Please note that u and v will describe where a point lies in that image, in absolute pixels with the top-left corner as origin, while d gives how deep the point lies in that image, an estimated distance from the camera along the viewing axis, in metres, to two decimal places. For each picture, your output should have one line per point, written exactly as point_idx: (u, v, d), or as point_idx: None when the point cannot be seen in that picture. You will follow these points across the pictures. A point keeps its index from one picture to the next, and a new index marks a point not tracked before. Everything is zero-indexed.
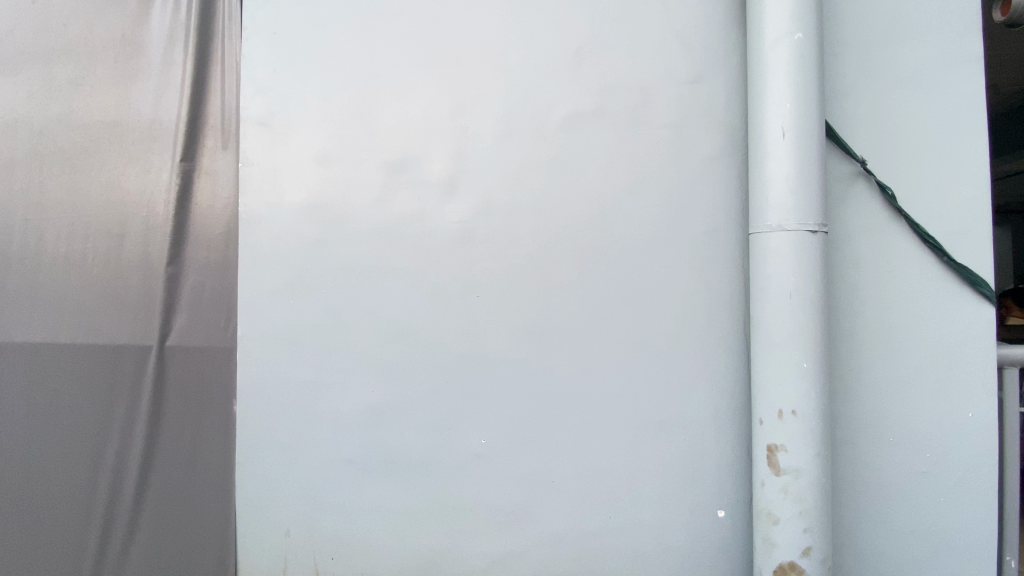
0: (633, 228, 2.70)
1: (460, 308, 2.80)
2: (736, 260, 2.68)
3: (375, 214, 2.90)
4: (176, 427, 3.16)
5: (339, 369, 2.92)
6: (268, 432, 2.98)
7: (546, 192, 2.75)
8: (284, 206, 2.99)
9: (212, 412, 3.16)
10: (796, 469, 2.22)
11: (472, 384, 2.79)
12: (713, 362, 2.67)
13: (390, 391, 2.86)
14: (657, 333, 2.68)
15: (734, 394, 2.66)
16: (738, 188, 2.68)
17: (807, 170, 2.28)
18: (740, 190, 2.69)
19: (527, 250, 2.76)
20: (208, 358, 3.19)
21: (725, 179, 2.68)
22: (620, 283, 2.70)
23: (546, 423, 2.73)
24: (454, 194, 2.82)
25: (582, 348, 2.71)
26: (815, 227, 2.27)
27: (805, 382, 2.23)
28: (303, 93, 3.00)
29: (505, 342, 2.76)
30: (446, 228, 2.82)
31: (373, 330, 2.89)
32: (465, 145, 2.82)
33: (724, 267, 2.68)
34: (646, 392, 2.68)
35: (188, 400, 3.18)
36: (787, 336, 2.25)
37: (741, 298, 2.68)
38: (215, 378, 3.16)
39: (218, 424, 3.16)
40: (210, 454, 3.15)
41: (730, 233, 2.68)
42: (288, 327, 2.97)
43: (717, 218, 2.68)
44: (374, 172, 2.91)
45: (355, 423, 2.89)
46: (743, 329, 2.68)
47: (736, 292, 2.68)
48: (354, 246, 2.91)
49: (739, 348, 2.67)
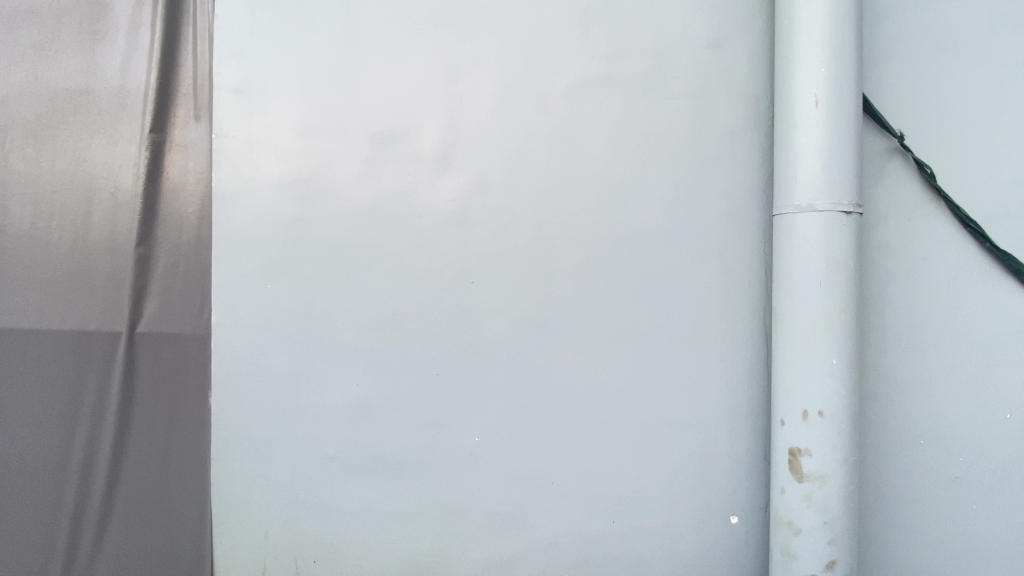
0: (644, 208, 2.46)
1: (453, 295, 2.57)
2: (756, 245, 2.44)
3: (361, 191, 2.65)
4: (149, 419, 2.96)
5: (323, 360, 2.70)
6: (246, 428, 2.77)
7: (549, 169, 2.50)
8: (261, 182, 2.73)
9: (187, 404, 2.95)
10: (820, 475, 2.02)
11: (466, 378, 2.56)
12: (728, 356, 2.45)
13: (377, 384, 2.64)
14: (668, 324, 2.45)
15: (751, 391, 2.45)
16: (761, 165, 2.44)
17: (841, 144, 2.04)
18: (763, 168, 2.44)
19: (527, 232, 2.51)
20: (182, 346, 2.97)
21: (746, 156, 2.43)
22: (629, 269, 2.47)
23: (546, 421, 2.51)
24: (447, 168, 2.57)
25: (585, 340, 2.49)
26: (849, 208, 2.03)
27: (833, 382, 2.01)
28: (282, 57, 2.73)
29: (502, 333, 2.54)
30: (438, 208, 2.57)
31: (359, 318, 2.66)
32: (461, 116, 2.56)
33: (743, 253, 2.44)
34: (654, 389, 2.46)
35: (161, 391, 2.96)
36: (814, 329, 2.03)
37: (760, 286, 2.45)
38: (190, 367, 2.95)
39: (193, 417, 2.95)
40: (186, 448, 2.96)
41: (749, 215, 2.44)
42: (266, 314, 2.74)
43: (736, 199, 2.44)
44: (360, 145, 2.66)
45: (340, 418, 2.68)
46: (762, 320, 2.45)
47: (755, 280, 2.45)
48: (338, 227, 2.66)
49: (757, 341, 2.45)
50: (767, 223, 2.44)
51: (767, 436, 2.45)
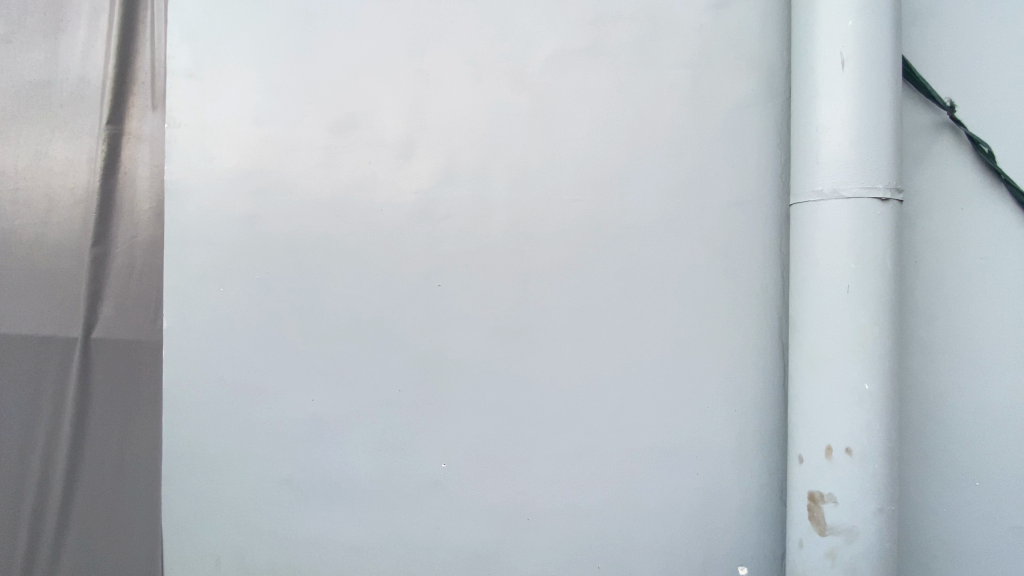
0: (637, 197, 2.08)
1: (417, 299, 2.24)
2: (770, 241, 2.05)
3: (316, 182, 2.33)
4: (102, 434, 2.71)
5: (275, 373, 2.39)
6: (197, 446, 2.50)
7: (527, 154, 2.15)
8: (214, 174, 2.45)
9: (138, 417, 2.70)
10: (847, 527, 1.62)
11: (431, 395, 2.23)
12: (736, 373, 2.06)
13: (334, 400, 2.33)
14: (665, 336, 2.08)
15: (764, 417, 2.06)
16: (777, 146, 2.04)
17: (875, 115, 1.64)
18: (779, 150, 2.04)
19: (502, 227, 2.17)
20: (136, 353, 2.72)
21: (758, 135, 2.04)
22: (619, 270, 2.10)
23: (522, 446, 2.16)
24: (411, 155, 2.25)
25: (568, 353, 2.13)
26: (886, 193, 1.62)
27: (865, 410, 1.62)
28: (235, 35, 2.46)
29: (472, 344, 2.20)
30: (402, 200, 2.24)
31: (314, 326, 2.34)
32: (427, 96, 2.24)
33: (754, 251, 2.05)
34: (648, 412, 2.09)
35: (116, 403, 2.73)
36: (840, 345, 1.63)
37: (777, 289, 2.05)
38: (144, 377, 2.70)
39: (145, 432, 2.69)
40: (138, 467, 2.68)
41: (762, 205, 2.04)
42: (216, 320, 2.45)
43: (747, 187, 2.05)
44: (315, 130, 2.35)
45: (294, 437, 2.38)
46: (778, 330, 2.05)
47: (770, 283, 2.05)
48: (290, 223, 2.35)
49: (771, 356, 2.05)
50: (783, 215, 2.05)
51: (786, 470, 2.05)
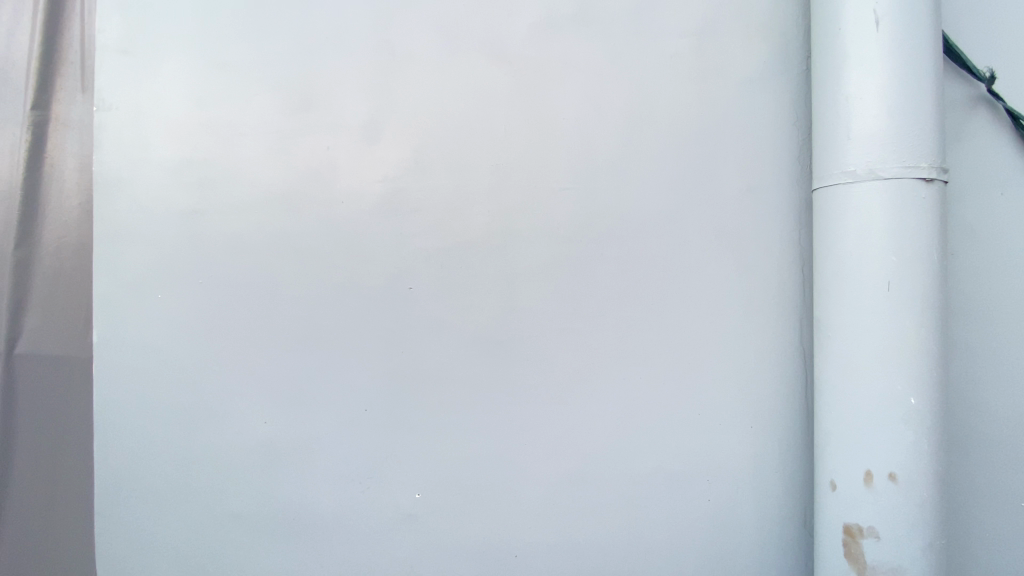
0: (637, 185, 1.82)
1: (386, 305, 1.94)
2: (787, 233, 1.80)
3: (268, 171, 2.03)
4: (26, 488, 2.12)
5: (221, 392, 2.06)
6: (127, 479, 2.12)
7: (510, 137, 1.88)
8: (149, 163, 2.13)
9: (50, 457, 2.12)
10: (891, 567, 1.39)
11: (403, 414, 1.94)
12: (750, 385, 1.81)
13: (289, 423, 2.01)
14: (670, 343, 1.83)
15: (783, 432, 1.81)
16: (794, 125, 1.79)
17: (915, 83, 1.40)
18: (797, 129, 1.79)
19: (482, 222, 1.89)
20: (69, 385, 2.14)
21: (772, 112, 1.79)
22: (617, 269, 1.84)
23: (508, 471, 1.88)
24: (376, 139, 1.96)
25: (560, 365, 1.86)
26: (931, 173, 1.39)
27: (911, 429, 1.38)
28: (174, 5, 2.14)
29: (450, 355, 1.91)
30: (367, 191, 1.95)
31: (267, 337, 2.02)
32: (394, 71, 1.96)
33: (771, 245, 1.81)
34: (651, 430, 1.83)
35: (42, 448, 2.13)
36: (880, 353, 1.39)
37: (795, 288, 1.80)
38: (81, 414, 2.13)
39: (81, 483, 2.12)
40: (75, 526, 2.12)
41: (776, 192, 1.80)
42: (152, 333, 2.11)
43: (760, 172, 1.81)
44: (267, 113, 2.05)
45: (244, 467, 2.04)
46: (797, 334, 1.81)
47: (788, 281, 1.80)
48: (238, 219, 2.04)
49: (789, 364, 1.81)
50: (801, 203, 1.81)
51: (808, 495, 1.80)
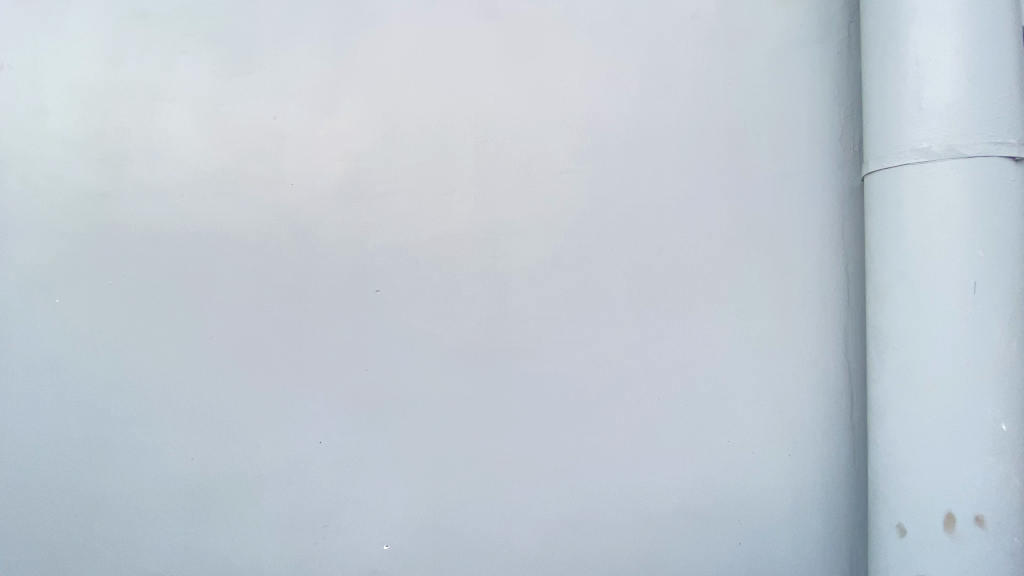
0: (652, 167, 1.53)
1: (348, 311, 1.58)
2: (831, 222, 1.50)
3: (202, 146, 1.64)
4: None
5: (135, 420, 1.64)
6: (5, 537, 1.64)
7: (501, 109, 1.57)
8: (45, 132, 1.68)
9: None
10: None
11: (368, 445, 1.58)
12: (789, 405, 1.50)
13: (223, 459, 1.61)
14: (693, 354, 1.52)
15: (828, 465, 1.49)
16: (836, 96, 1.51)
17: (995, 44, 1.17)
18: (839, 101, 1.51)
19: (465, 210, 1.57)
20: None
21: (809, 81, 1.52)
22: (629, 267, 1.53)
23: (498, 512, 1.55)
24: (337, 108, 1.61)
25: (560, 384, 1.54)
26: (1015, 152, 1.16)
27: (999, 461, 1.14)
28: None
29: (426, 371, 1.56)
30: (323, 171, 1.60)
31: (196, 352, 1.63)
32: (361, 27, 1.61)
33: (811, 238, 1.50)
34: (670, 461, 1.52)
35: None
36: (961, 368, 1.15)
37: (842, 289, 1.49)
38: None
39: None
40: None
41: (817, 174, 1.51)
42: (41, 346, 1.65)
43: (797, 152, 1.51)
44: (199, 72, 1.66)
45: (164, 515, 1.63)
46: (844, 344, 1.49)
47: (831, 282, 1.49)
48: (163, 205, 1.65)
49: (835, 380, 1.49)
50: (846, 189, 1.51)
51: (858, 537, 1.49)
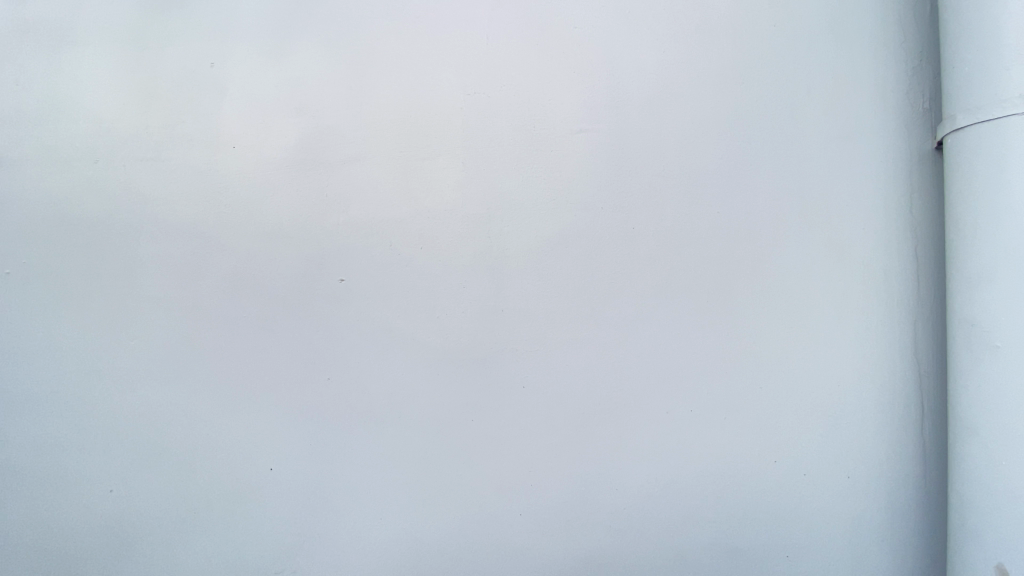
0: (680, 129, 1.27)
1: (308, 304, 1.28)
2: (892, 198, 1.26)
3: (124, 101, 1.32)
4: None
5: (41, 442, 1.30)
6: None
7: (497, 55, 1.28)
8: None
9: None
10: None
11: (334, 468, 1.28)
12: (844, 415, 1.25)
13: (153, 488, 1.30)
14: (728, 352, 1.26)
15: (890, 483, 1.25)
16: (897, 41, 1.26)
17: None
18: (901, 46, 1.26)
19: (452, 179, 1.28)
20: None
21: (866, 27, 1.27)
22: (653, 250, 1.27)
23: (495, 545, 1.27)
24: (293, 53, 1.30)
25: (570, 391, 1.27)
26: None
27: None
28: None
29: (405, 377, 1.27)
30: (276, 130, 1.29)
31: (118, 356, 1.30)
32: None
33: (867, 213, 1.26)
34: (702, 482, 1.26)
35: None
36: None
37: (907, 276, 1.25)
38: None
39: None
40: None
41: (874, 140, 1.26)
42: None
43: (850, 110, 1.27)
44: (120, 9, 1.33)
45: (79, 559, 1.30)
46: (909, 342, 1.25)
47: (892, 264, 1.25)
48: (73, 173, 1.31)
49: (901, 387, 1.24)
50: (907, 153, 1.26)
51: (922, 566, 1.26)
